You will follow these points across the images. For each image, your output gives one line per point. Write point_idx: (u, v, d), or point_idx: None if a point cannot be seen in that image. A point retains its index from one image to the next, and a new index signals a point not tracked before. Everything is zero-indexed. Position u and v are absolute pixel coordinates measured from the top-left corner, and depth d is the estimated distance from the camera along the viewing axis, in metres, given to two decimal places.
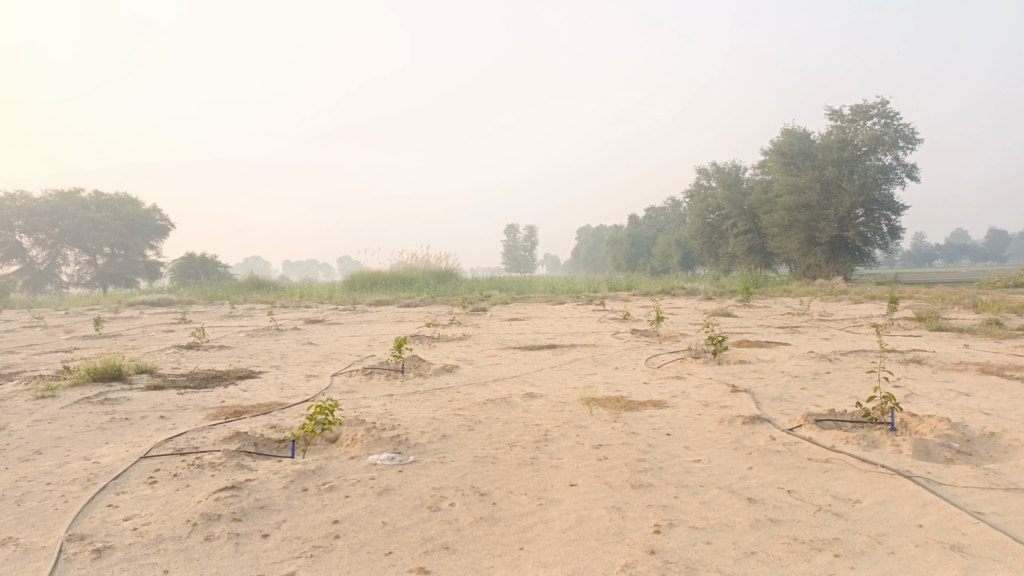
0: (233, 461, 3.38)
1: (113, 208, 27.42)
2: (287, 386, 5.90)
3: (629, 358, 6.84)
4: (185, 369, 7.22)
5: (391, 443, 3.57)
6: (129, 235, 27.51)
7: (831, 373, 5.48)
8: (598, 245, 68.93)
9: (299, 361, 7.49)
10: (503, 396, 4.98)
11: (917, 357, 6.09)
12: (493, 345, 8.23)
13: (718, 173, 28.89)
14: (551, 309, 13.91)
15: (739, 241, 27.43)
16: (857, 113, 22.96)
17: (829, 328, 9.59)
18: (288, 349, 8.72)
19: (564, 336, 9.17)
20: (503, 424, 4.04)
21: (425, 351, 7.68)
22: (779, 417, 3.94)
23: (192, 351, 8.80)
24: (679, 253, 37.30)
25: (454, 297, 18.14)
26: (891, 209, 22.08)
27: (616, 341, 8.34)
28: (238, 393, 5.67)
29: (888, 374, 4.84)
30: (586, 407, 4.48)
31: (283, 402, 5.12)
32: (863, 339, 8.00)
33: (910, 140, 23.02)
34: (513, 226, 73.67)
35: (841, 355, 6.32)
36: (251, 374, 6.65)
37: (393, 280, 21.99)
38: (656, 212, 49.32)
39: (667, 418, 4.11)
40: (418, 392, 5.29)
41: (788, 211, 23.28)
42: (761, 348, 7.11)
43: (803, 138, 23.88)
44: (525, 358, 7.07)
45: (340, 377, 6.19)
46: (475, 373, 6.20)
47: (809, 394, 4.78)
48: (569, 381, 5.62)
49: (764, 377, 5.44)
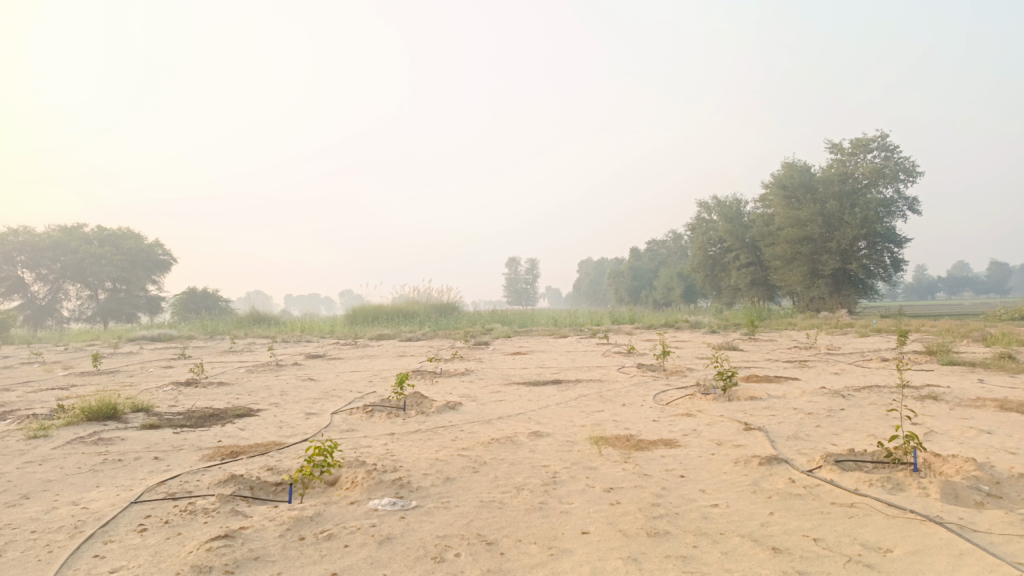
0: (227, 507, 3.23)
1: (115, 243, 27.41)
2: (285, 425, 5.74)
3: (636, 394, 6.69)
4: (182, 406, 7.07)
5: (393, 486, 3.42)
6: (131, 270, 27.47)
7: (846, 410, 5.33)
8: (600, 278, 68.90)
9: (299, 398, 7.33)
10: (508, 435, 4.82)
11: (933, 392, 5.94)
12: (496, 380, 8.07)
13: (719, 206, 28.92)
14: (555, 344, 13.76)
15: (742, 274, 27.36)
16: (857, 146, 23.05)
17: (837, 362, 9.43)
18: (287, 385, 8.57)
19: (568, 370, 9.02)
20: (510, 465, 3.89)
21: (427, 387, 7.53)
22: (797, 458, 3.79)
23: (190, 388, 8.65)
24: (681, 286, 37.21)
25: (455, 331, 18.00)
26: (894, 241, 22.03)
27: (622, 375, 8.19)
28: (235, 432, 5.51)
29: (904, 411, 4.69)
30: (594, 446, 4.32)
31: (281, 442, 4.96)
32: (874, 373, 7.84)
33: (910, 172, 23.07)
34: (515, 259, 73.73)
35: (855, 391, 6.16)
36: (249, 412, 6.49)
37: (394, 315, 21.88)
38: (657, 245, 49.38)
39: (680, 459, 3.96)
40: (421, 431, 5.14)
41: (790, 244, 23.23)
42: (770, 383, 6.95)
43: (804, 171, 23.94)
44: (529, 394, 6.91)
45: (341, 415, 6.04)
46: (479, 410, 6.05)
47: (825, 432, 4.63)
48: (576, 418, 5.47)
49: (777, 414, 5.28)
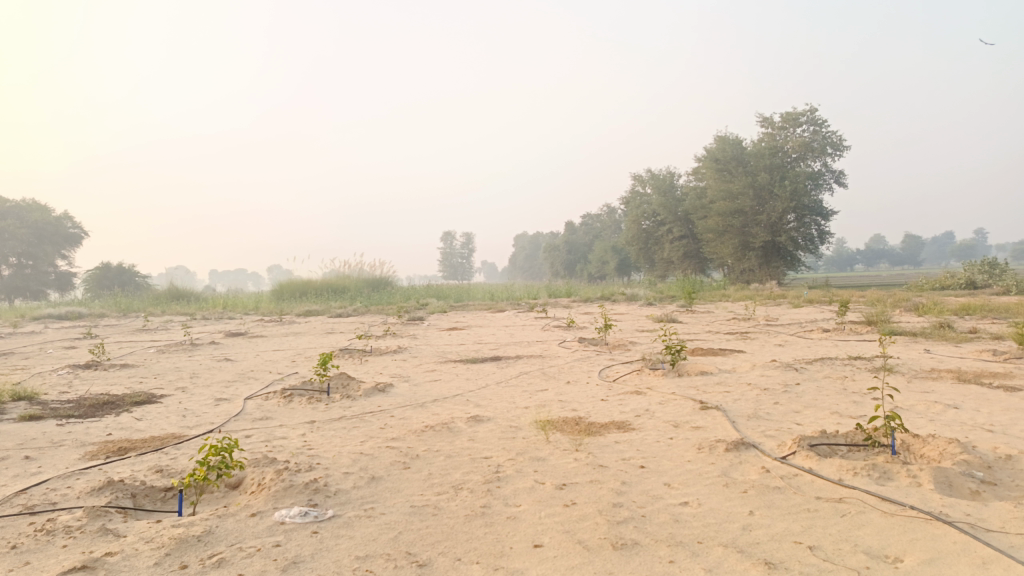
0: (96, 524, 2.61)
1: (19, 216, 25.31)
2: (190, 413, 5.07)
3: (580, 370, 6.28)
4: (75, 393, 6.26)
5: (306, 491, 2.87)
6: (38, 244, 25.51)
7: (803, 385, 5.03)
8: (535, 252, 68.83)
9: (211, 382, 6.61)
10: (444, 421, 4.31)
11: (887, 364, 5.71)
12: (431, 358, 7.54)
13: (653, 179, 28.85)
14: (492, 318, 13.26)
15: (675, 247, 27.49)
16: (787, 120, 23.23)
17: (779, 333, 9.31)
18: (200, 367, 7.81)
19: (507, 346, 8.57)
20: (445, 459, 3.39)
21: (355, 367, 6.93)
22: (765, 441, 3.41)
23: (89, 371, 7.79)
24: (615, 259, 37.31)
25: (388, 307, 17.33)
26: (821, 214, 22.36)
27: (564, 351, 7.76)
28: (129, 423, 4.81)
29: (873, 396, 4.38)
30: (541, 433, 3.86)
31: (180, 434, 4.31)
32: (820, 345, 7.66)
33: (837, 147, 23.45)
34: (449, 232, 72.66)
35: (806, 364, 5.90)
36: (151, 398, 5.77)
37: (323, 290, 20.98)
38: (591, 219, 49.33)
39: (637, 445, 3.52)
40: (346, 418, 4.58)
41: (722, 217, 23.36)
42: (718, 357, 6.66)
43: (736, 144, 24.06)
44: (467, 373, 6.40)
45: (255, 401, 5.41)
46: (411, 392, 5.51)
47: (785, 410, 4.30)
48: (517, 399, 4.99)
49: (731, 390, 4.94)
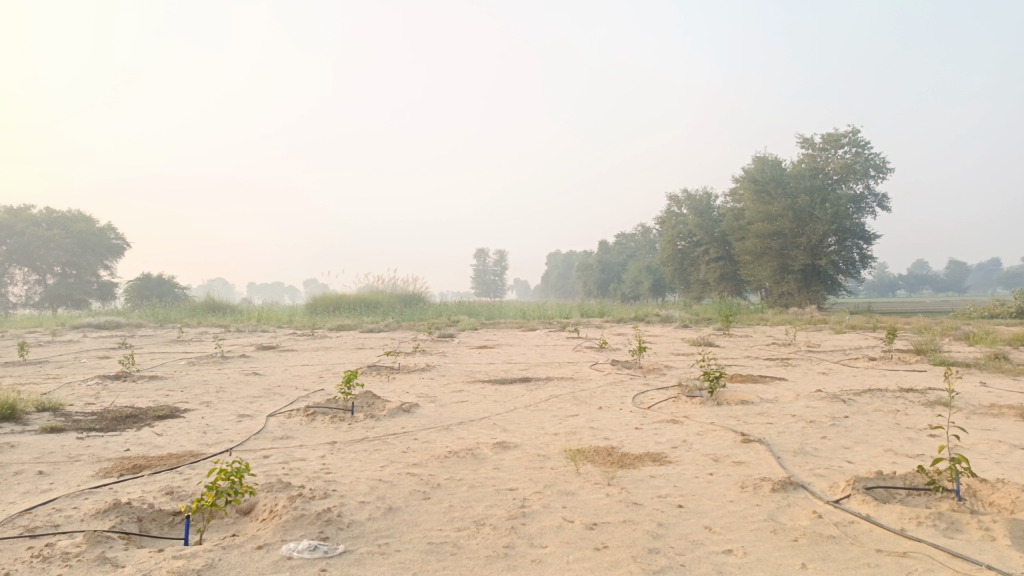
0: (96, 551, 2.46)
1: (65, 226, 25.93)
2: (211, 430, 4.95)
3: (613, 395, 6.03)
4: (100, 405, 6.20)
5: (318, 523, 2.69)
6: (82, 254, 26.10)
7: (852, 418, 4.72)
8: (568, 271, 68.58)
9: (235, 397, 6.50)
10: (469, 446, 4.10)
11: (942, 397, 5.36)
12: (460, 377, 7.34)
13: (689, 200, 28.47)
14: (523, 337, 13.05)
15: (711, 268, 27.02)
16: (828, 141, 22.72)
17: (821, 360, 8.93)
18: (228, 381, 7.73)
19: (538, 367, 8.34)
20: (468, 489, 3.19)
21: (381, 385, 6.78)
22: (815, 482, 3.14)
23: (117, 382, 7.75)
24: (649, 279, 36.86)
25: (419, 323, 17.23)
26: (863, 237, 21.77)
27: (596, 373, 7.52)
28: (148, 439, 4.69)
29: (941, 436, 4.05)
30: (570, 463, 3.64)
31: (197, 453, 4.17)
32: (867, 374, 7.29)
33: (881, 169, 22.85)
34: (483, 249, 72.77)
35: (854, 395, 5.58)
36: (174, 413, 5.67)
37: (356, 304, 21.00)
38: (625, 238, 48.93)
39: (674, 481, 3.28)
40: (368, 439, 4.41)
41: (760, 239, 22.89)
42: (758, 385, 6.35)
43: (775, 165, 23.59)
44: (495, 394, 6.19)
45: (276, 418, 5.27)
46: (437, 413, 5.32)
47: (835, 446, 4.01)
48: (547, 424, 4.77)
49: (774, 422, 4.66)
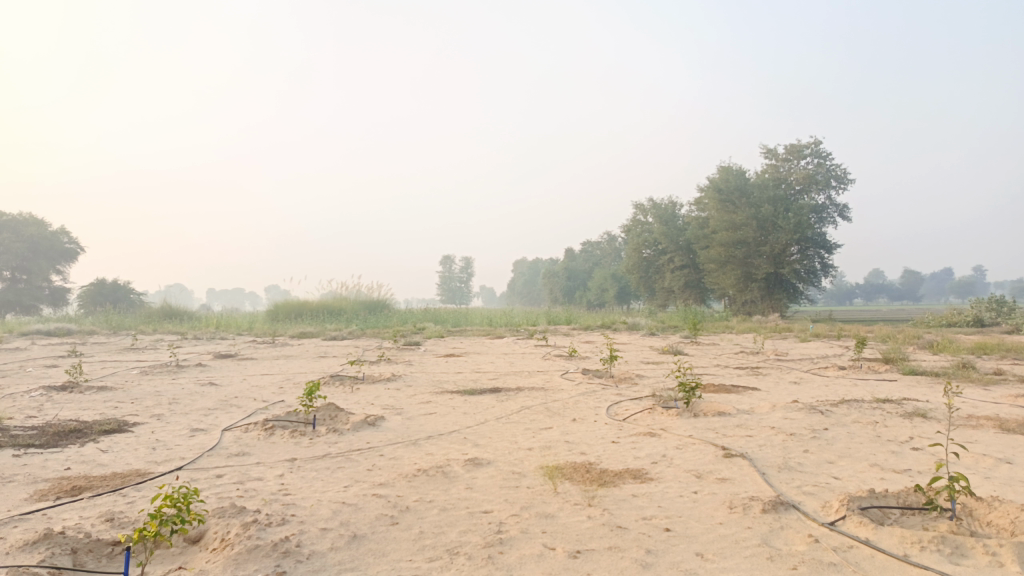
0: None
1: (15, 229, 24.96)
2: (161, 446, 4.63)
3: (587, 406, 5.84)
4: (41, 418, 5.81)
5: (274, 555, 2.44)
6: (32, 258, 25.12)
7: (832, 431, 4.61)
8: (534, 279, 68.56)
9: (189, 410, 6.15)
10: (439, 463, 3.88)
11: (919, 408, 5.28)
12: (427, 388, 7.09)
13: (655, 208, 28.58)
14: (490, 345, 12.82)
15: (676, 276, 27.14)
16: (791, 152, 22.99)
17: (791, 369, 8.87)
18: (182, 392, 7.35)
19: (507, 376, 8.13)
20: (439, 513, 2.96)
21: (345, 396, 6.50)
22: (806, 501, 2.99)
23: (63, 394, 7.32)
24: (615, 287, 36.92)
25: (384, 330, 16.91)
26: (825, 247, 22.05)
27: (567, 383, 7.33)
28: (91, 456, 4.36)
29: (925, 450, 3.97)
30: (548, 482, 3.43)
31: (145, 472, 3.87)
32: (838, 384, 7.23)
33: (842, 180, 23.19)
34: (449, 256, 72.41)
35: (831, 406, 5.47)
36: (122, 427, 5.32)
37: (319, 311, 20.55)
38: (591, 246, 49.00)
39: (658, 500, 3.10)
40: (331, 456, 4.15)
41: (725, 248, 23.04)
42: (732, 395, 6.22)
43: (739, 175, 23.82)
44: (464, 405, 5.96)
45: (232, 433, 4.96)
46: (403, 427, 5.07)
47: (819, 460, 3.88)
48: (520, 438, 4.56)
49: (754, 434, 4.52)
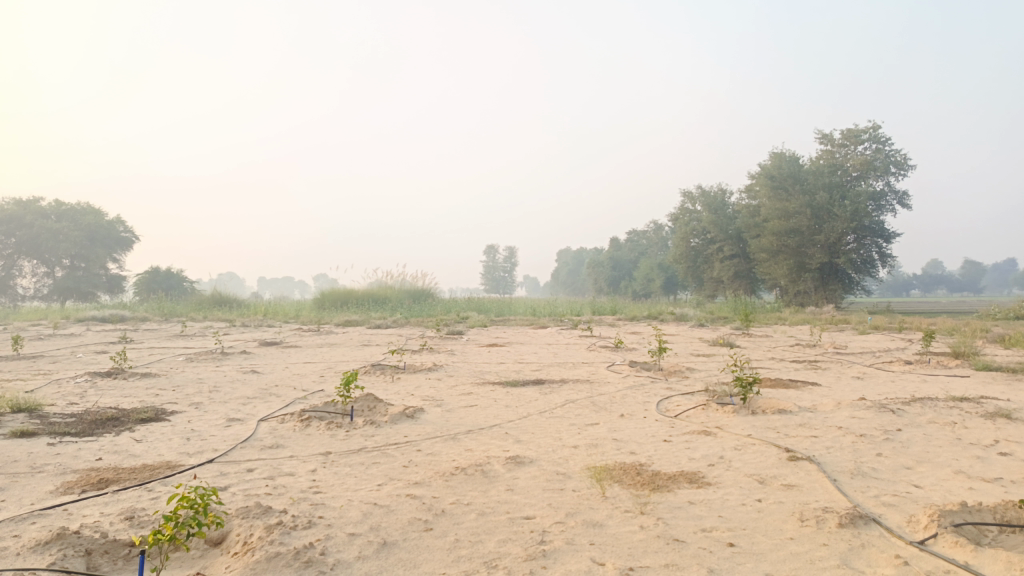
0: None
1: (73, 218, 25.61)
2: (196, 436, 4.51)
3: (636, 401, 5.54)
4: (82, 406, 5.77)
5: (296, 565, 2.23)
6: (90, 246, 25.77)
7: (906, 432, 4.23)
8: (579, 269, 68.07)
9: (227, 398, 6.06)
10: (479, 461, 3.64)
11: (1001, 408, 4.84)
12: (468, 378, 6.88)
13: (703, 196, 27.82)
14: (534, 335, 12.57)
15: (725, 266, 26.43)
16: (848, 137, 22.02)
17: (852, 363, 8.38)
18: (223, 380, 7.28)
19: (551, 368, 7.86)
20: (478, 518, 2.72)
21: (384, 386, 6.33)
22: (888, 515, 2.66)
23: (107, 380, 7.33)
24: (662, 277, 36.24)
25: (428, 319, 16.81)
26: (883, 236, 21.09)
27: (614, 376, 7.02)
28: (125, 446, 4.25)
29: (1018, 458, 3.57)
30: (595, 485, 3.17)
31: (175, 465, 3.72)
32: (906, 380, 6.77)
33: (901, 165, 22.16)
34: (494, 246, 72.34)
35: (903, 404, 5.06)
36: (159, 416, 5.23)
37: (364, 300, 20.58)
38: (638, 235, 48.23)
39: (719, 509, 2.82)
40: (366, 450, 3.96)
41: (776, 236, 22.28)
42: (792, 391, 5.84)
43: (793, 161, 22.96)
44: (507, 398, 5.72)
45: (268, 424, 4.82)
46: (443, 419, 4.86)
47: (894, 465, 3.54)
48: (564, 435, 4.30)
49: (819, 435, 4.17)
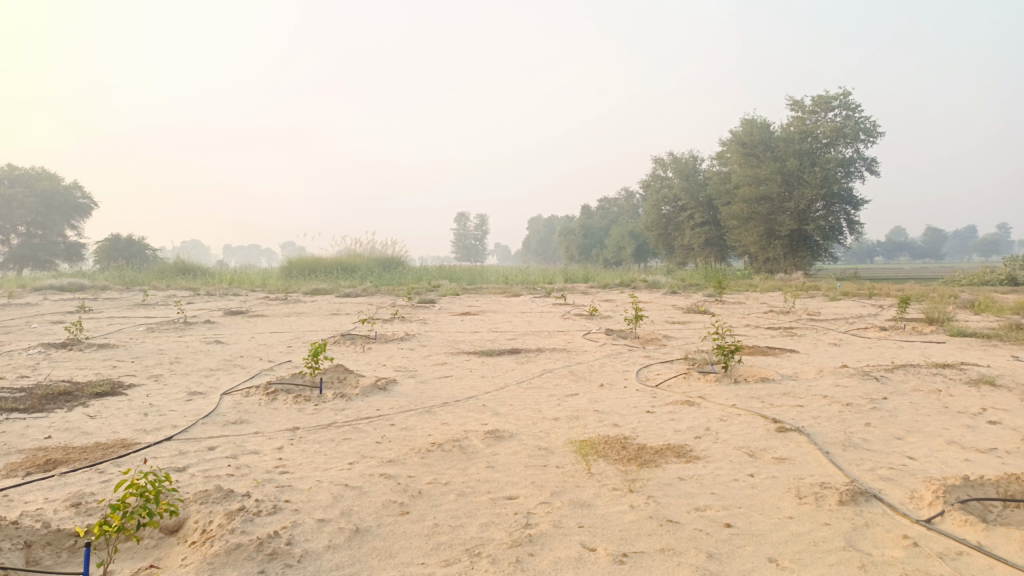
0: None
1: (28, 184, 24.59)
2: (154, 411, 4.26)
3: (615, 370, 5.41)
4: (33, 379, 5.46)
5: (258, 558, 2.02)
6: (46, 213, 24.79)
7: (892, 400, 4.14)
8: (549, 237, 67.97)
9: (190, 371, 5.78)
10: (455, 436, 3.46)
11: (983, 375, 4.79)
12: (441, 348, 6.69)
13: (675, 163, 27.70)
14: (507, 303, 12.39)
15: (696, 233, 26.42)
16: (819, 104, 21.93)
17: (827, 330, 8.37)
18: (185, 351, 6.98)
19: (526, 336, 7.71)
20: (458, 499, 2.54)
21: (354, 357, 6.11)
22: (888, 490, 2.55)
23: (61, 352, 6.98)
24: (632, 245, 36.25)
25: (399, 288, 16.51)
26: (851, 203, 21.18)
27: (591, 344, 6.88)
28: (77, 423, 3.98)
29: (1007, 426, 3.49)
30: (580, 461, 3.01)
31: (131, 443, 3.49)
32: (883, 346, 6.74)
33: (870, 133, 22.20)
34: (464, 212, 71.84)
35: (886, 372, 4.99)
36: (115, 390, 4.95)
37: (333, 268, 20.20)
38: (609, 203, 48.11)
39: (712, 486, 2.67)
40: (336, 425, 3.75)
41: (747, 204, 22.30)
42: (772, 359, 5.76)
43: (764, 128, 22.85)
44: (482, 368, 5.54)
45: (232, 397, 4.58)
46: (417, 391, 4.66)
47: (885, 435, 3.44)
48: (544, 407, 4.13)
49: (805, 404, 4.06)
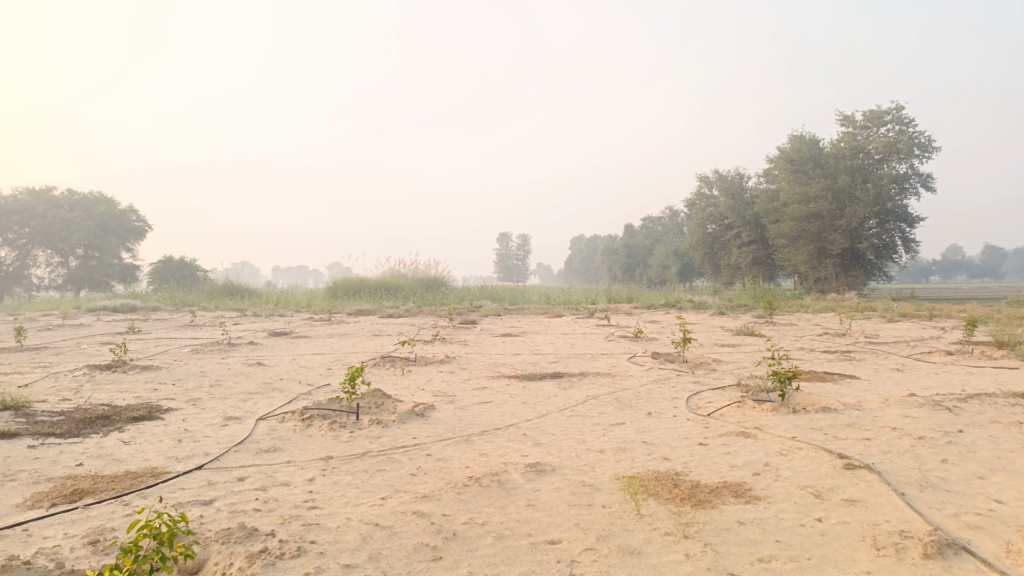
0: None
1: (86, 208, 25.35)
2: (188, 437, 4.16)
3: (663, 396, 5.14)
4: (74, 402, 5.44)
5: None
6: (103, 236, 25.49)
7: (969, 434, 3.80)
8: (592, 256, 67.48)
9: (228, 394, 5.71)
10: (495, 469, 3.25)
11: None
12: (482, 371, 6.51)
13: (721, 180, 27.20)
14: (549, 324, 12.17)
15: (743, 252, 25.81)
16: (871, 119, 21.29)
17: (888, 354, 7.93)
18: (226, 374, 6.94)
19: (569, 359, 7.47)
20: (496, 544, 2.33)
21: (392, 381, 5.96)
22: (980, 542, 2.26)
23: (105, 374, 7.01)
24: (677, 264, 35.63)
25: (441, 308, 16.41)
26: (906, 220, 20.39)
27: (637, 368, 6.61)
28: (111, 449, 3.91)
29: None
30: (628, 499, 2.78)
31: (161, 472, 3.38)
32: (952, 371, 6.31)
33: (925, 148, 21.43)
34: (507, 232, 71.94)
35: (959, 401, 4.62)
36: (152, 414, 4.89)
37: (377, 288, 20.26)
38: (652, 222, 47.56)
39: (776, 532, 2.41)
40: (370, 455, 3.58)
41: (796, 222, 21.72)
42: (831, 386, 5.41)
43: (813, 144, 22.26)
44: (523, 393, 5.34)
45: (266, 423, 4.46)
46: (456, 418, 4.47)
47: (966, 474, 3.11)
48: (589, 437, 3.89)
49: (872, 437, 3.75)
